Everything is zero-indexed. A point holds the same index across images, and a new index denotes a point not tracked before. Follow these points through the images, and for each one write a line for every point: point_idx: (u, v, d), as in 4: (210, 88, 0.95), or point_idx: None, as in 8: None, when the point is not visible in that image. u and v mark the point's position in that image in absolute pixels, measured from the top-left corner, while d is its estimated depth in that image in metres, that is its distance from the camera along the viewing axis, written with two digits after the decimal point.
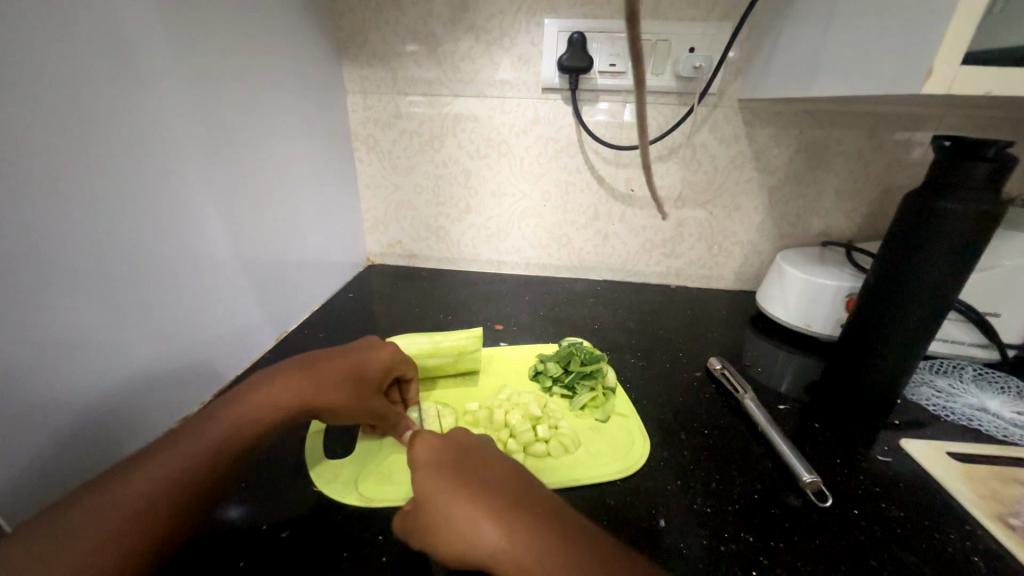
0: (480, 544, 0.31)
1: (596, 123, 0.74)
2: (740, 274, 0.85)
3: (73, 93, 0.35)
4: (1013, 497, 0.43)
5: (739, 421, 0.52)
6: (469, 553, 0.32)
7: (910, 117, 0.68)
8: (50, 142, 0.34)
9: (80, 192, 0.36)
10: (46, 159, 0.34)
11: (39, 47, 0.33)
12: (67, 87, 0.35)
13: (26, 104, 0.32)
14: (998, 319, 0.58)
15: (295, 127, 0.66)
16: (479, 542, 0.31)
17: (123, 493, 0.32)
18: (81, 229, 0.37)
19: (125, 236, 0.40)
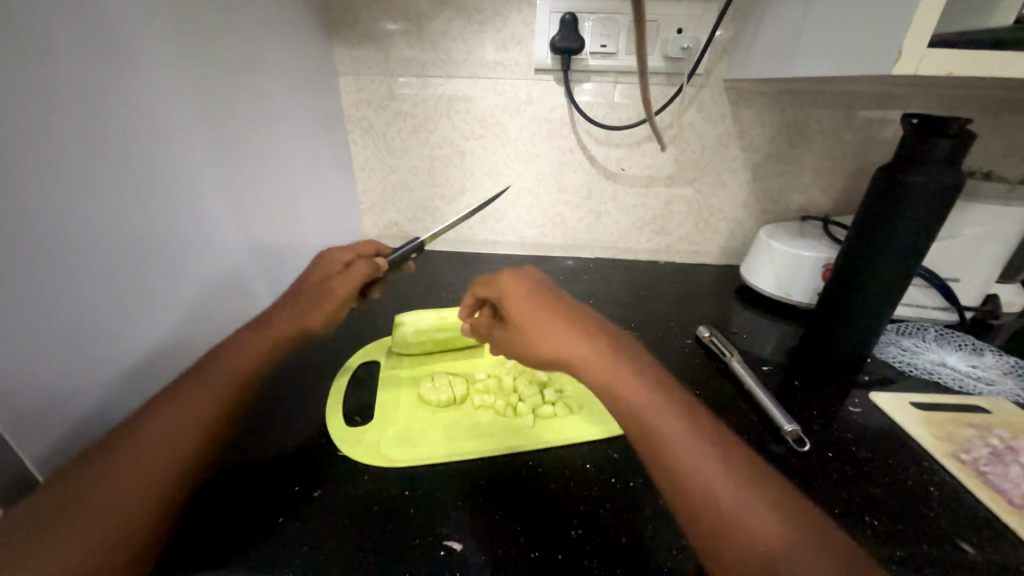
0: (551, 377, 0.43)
1: (588, 104, 0.76)
2: (726, 249, 0.89)
3: (76, 78, 0.36)
4: (966, 437, 0.48)
5: (726, 382, 0.57)
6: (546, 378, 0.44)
7: (883, 97, 0.72)
8: (56, 125, 0.35)
9: (88, 174, 0.38)
10: (61, 139, 0.35)
11: (43, 32, 0.34)
12: (70, 72, 0.36)
13: (34, 88, 0.33)
14: (957, 283, 0.63)
15: (290, 110, 0.66)
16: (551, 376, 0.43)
17: (140, 456, 0.34)
18: (91, 210, 0.38)
19: (127, 218, 0.42)
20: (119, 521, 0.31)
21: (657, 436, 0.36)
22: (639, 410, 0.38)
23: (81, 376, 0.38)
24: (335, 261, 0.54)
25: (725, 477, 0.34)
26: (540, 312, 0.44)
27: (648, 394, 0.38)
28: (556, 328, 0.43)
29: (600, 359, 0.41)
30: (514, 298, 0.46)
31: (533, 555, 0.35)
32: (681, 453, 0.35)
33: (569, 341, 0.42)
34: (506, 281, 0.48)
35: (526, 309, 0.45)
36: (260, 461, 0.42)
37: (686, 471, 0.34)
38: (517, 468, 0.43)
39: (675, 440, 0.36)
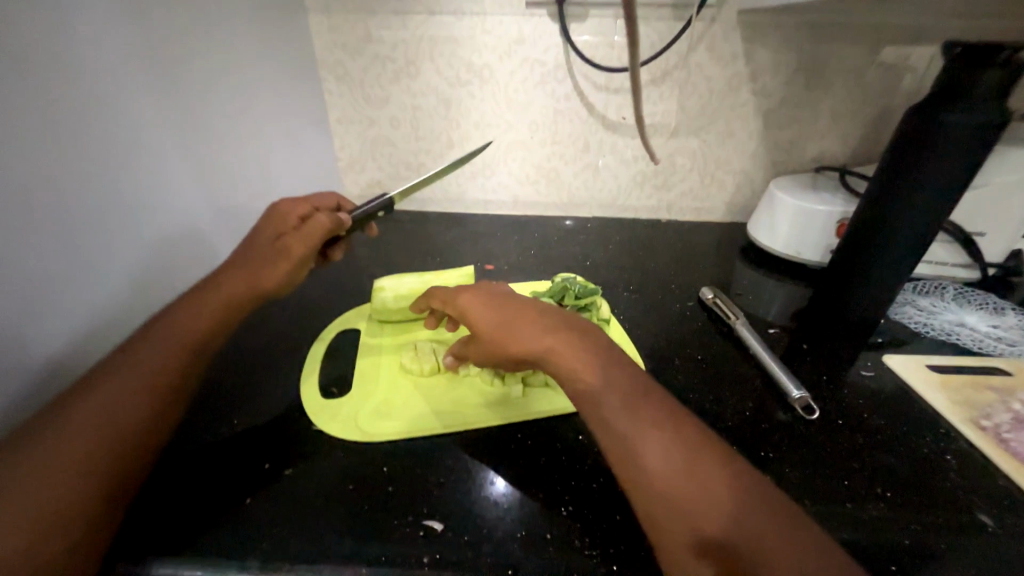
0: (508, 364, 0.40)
1: (585, 43, 0.69)
2: (732, 206, 0.83)
3: None
4: (985, 402, 0.45)
5: (730, 346, 0.53)
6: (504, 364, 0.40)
7: (917, 29, 0.65)
8: None
9: (3, 116, 0.33)
10: None
11: None
12: None
13: None
14: (983, 238, 0.59)
15: (252, 52, 0.60)
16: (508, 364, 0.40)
17: (82, 433, 0.31)
18: (13, 159, 0.34)
19: (61, 171, 0.38)
20: (61, 504, 0.29)
21: (615, 438, 0.33)
22: (601, 407, 0.34)
23: (14, 348, 0.35)
24: (290, 215, 0.48)
25: (693, 487, 0.30)
26: (514, 313, 0.39)
27: (614, 391, 0.34)
28: (522, 330, 0.38)
29: (566, 359, 0.36)
30: (475, 306, 0.41)
31: (519, 535, 0.33)
32: (644, 459, 0.31)
33: (536, 342, 0.37)
34: (462, 293, 0.42)
35: (494, 317, 0.39)
36: (227, 437, 0.40)
37: (648, 479, 0.31)
38: (505, 441, 0.40)
39: (636, 443, 0.32)
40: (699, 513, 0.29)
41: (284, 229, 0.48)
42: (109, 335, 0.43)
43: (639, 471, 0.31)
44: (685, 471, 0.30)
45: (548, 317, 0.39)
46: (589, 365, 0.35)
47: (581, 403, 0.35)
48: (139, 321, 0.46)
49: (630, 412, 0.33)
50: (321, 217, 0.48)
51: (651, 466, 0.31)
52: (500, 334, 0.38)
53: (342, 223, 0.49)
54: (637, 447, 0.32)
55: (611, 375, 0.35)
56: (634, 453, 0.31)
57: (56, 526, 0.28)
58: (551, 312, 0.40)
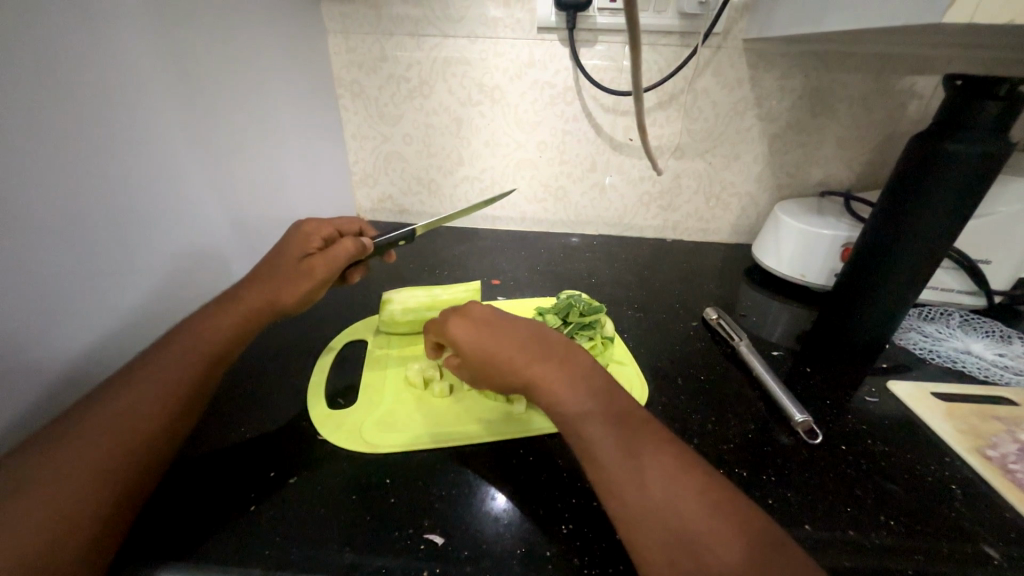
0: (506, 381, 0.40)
1: (594, 67, 0.71)
2: (737, 227, 0.84)
3: (22, 30, 0.34)
4: (991, 432, 0.45)
5: (733, 367, 0.53)
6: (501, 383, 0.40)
7: (920, 59, 0.66)
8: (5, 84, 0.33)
9: (36, 126, 0.35)
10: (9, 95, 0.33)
11: None
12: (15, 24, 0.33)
13: None
14: (988, 266, 0.59)
15: (271, 71, 0.62)
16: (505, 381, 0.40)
17: (94, 440, 0.32)
18: (43, 165, 0.36)
19: (88, 182, 0.39)
20: (73, 508, 0.29)
21: (600, 468, 0.33)
22: (585, 438, 0.35)
23: (32, 355, 0.37)
24: (314, 236, 0.50)
25: (676, 518, 0.30)
26: (496, 339, 0.41)
27: (599, 421, 0.35)
28: (507, 355, 0.39)
29: (551, 385, 0.37)
30: (463, 334, 0.42)
31: (519, 551, 0.33)
32: (627, 489, 0.31)
33: (521, 369, 0.39)
34: (452, 318, 0.44)
35: (478, 344, 0.41)
36: (234, 445, 0.41)
37: (631, 509, 0.31)
38: (507, 457, 0.41)
39: (620, 474, 0.32)
40: (681, 545, 0.29)
41: (308, 250, 0.49)
42: (123, 342, 0.44)
43: (623, 502, 0.31)
44: (669, 503, 0.30)
45: (532, 344, 0.41)
46: (573, 395, 0.37)
47: (568, 432, 0.36)
48: (150, 328, 0.48)
49: (613, 443, 0.33)
50: (346, 241, 0.49)
51: (635, 498, 0.31)
52: (488, 361, 0.40)
53: (365, 248, 0.50)
54: (621, 478, 0.32)
55: (596, 406, 0.36)
56: (617, 483, 0.32)
57: (68, 532, 0.29)
58: (535, 337, 0.42)
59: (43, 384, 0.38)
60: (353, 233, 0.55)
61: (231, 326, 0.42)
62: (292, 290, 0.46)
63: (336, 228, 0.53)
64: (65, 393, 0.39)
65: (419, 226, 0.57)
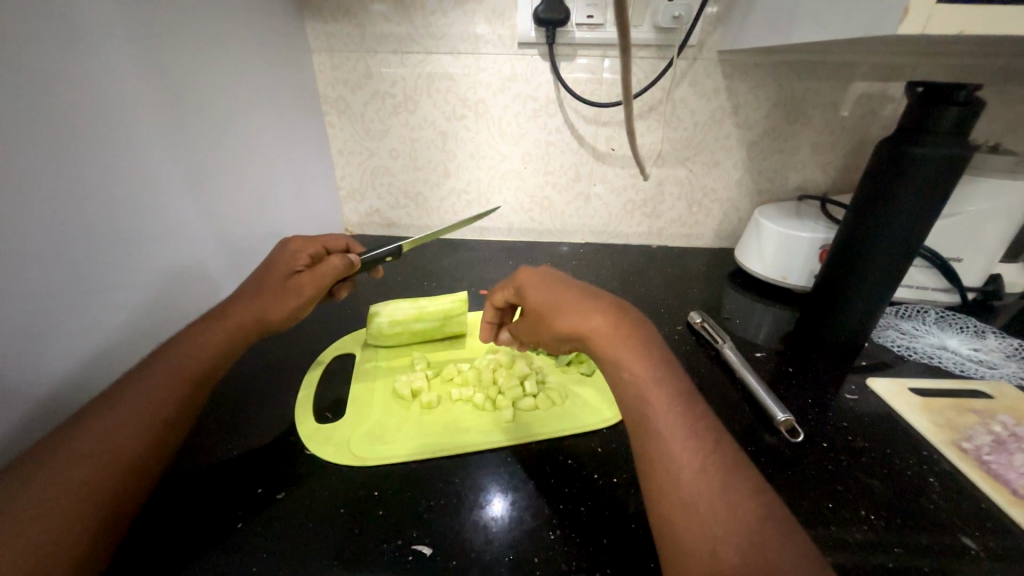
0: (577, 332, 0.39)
1: (575, 80, 0.72)
2: (720, 232, 0.86)
3: (15, 61, 0.35)
4: (967, 425, 0.46)
5: (717, 369, 0.54)
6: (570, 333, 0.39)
7: (886, 67, 0.69)
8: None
9: (21, 148, 0.35)
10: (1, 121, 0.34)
11: None
12: (9, 56, 0.34)
13: None
14: (959, 263, 0.61)
15: (257, 90, 0.63)
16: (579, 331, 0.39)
17: (79, 460, 0.32)
18: (27, 186, 0.36)
19: (72, 202, 0.39)
20: (56, 530, 0.29)
21: (653, 436, 0.33)
22: (645, 405, 0.35)
23: (15, 378, 0.36)
24: (301, 253, 0.50)
25: (716, 502, 0.30)
26: (562, 292, 0.41)
27: (664, 394, 0.35)
28: (571, 307, 0.40)
29: (614, 348, 0.37)
30: (532, 284, 0.43)
31: (507, 558, 0.33)
32: (676, 462, 0.32)
33: (583, 321, 0.39)
34: (523, 273, 0.45)
35: (544, 294, 0.42)
36: (221, 462, 0.41)
37: (674, 483, 0.31)
38: (496, 464, 0.41)
39: (673, 448, 0.32)
40: (716, 526, 0.29)
41: (296, 267, 0.49)
42: (109, 363, 0.44)
43: (666, 472, 0.32)
44: (716, 489, 0.30)
45: (601, 302, 0.40)
46: (638, 360, 0.36)
47: (625, 393, 0.36)
48: (136, 348, 0.47)
49: (673, 420, 0.34)
50: (333, 258, 0.50)
51: (682, 473, 0.31)
52: (548, 312, 0.41)
53: (352, 265, 0.51)
54: (671, 450, 0.32)
55: (665, 381, 0.36)
56: (669, 454, 0.32)
57: (51, 558, 0.28)
58: (607, 297, 0.41)
59: (27, 408, 0.37)
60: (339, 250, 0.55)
61: (219, 343, 0.42)
62: (281, 308, 0.46)
63: (324, 244, 0.54)
64: (48, 416, 0.39)
65: (405, 242, 0.58)
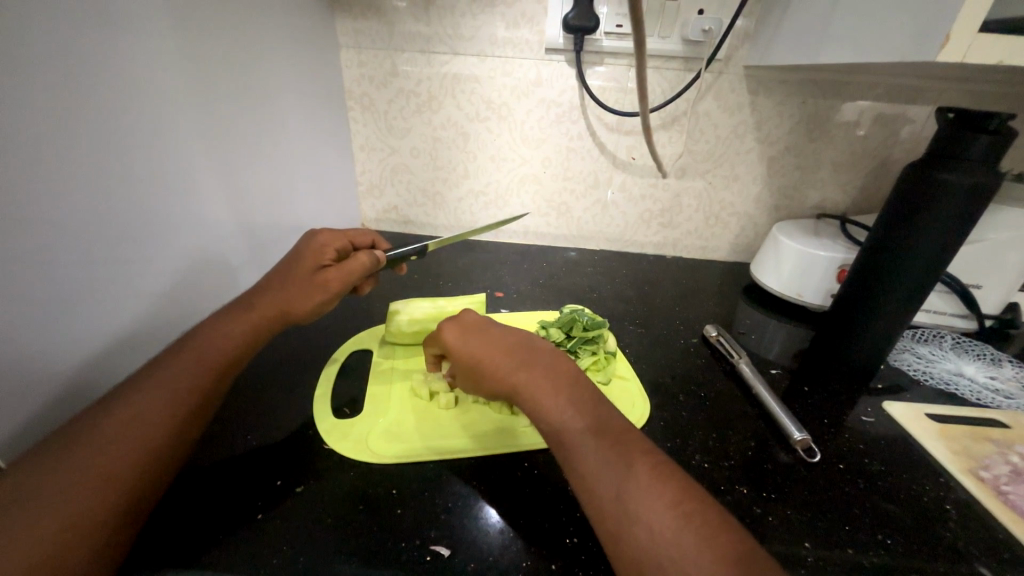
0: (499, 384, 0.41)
1: (599, 88, 0.73)
2: (736, 245, 0.86)
3: (57, 50, 0.35)
4: (984, 453, 0.46)
5: (733, 385, 0.54)
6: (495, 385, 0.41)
7: (913, 90, 0.68)
8: (38, 96, 0.34)
9: (52, 131, 0.36)
10: (40, 108, 0.35)
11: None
12: (52, 47, 0.35)
13: (16, 57, 0.32)
14: (979, 290, 0.61)
15: (284, 83, 0.64)
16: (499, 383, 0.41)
17: (107, 443, 0.33)
18: (56, 170, 0.36)
19: (98, 186, 0.40)
20: (86, 511, 0.30)
21: (591, 489, 0.33)
22: (575, 454, 0.35)
23: (41, 363, 0.37)
24: (327, 248, 0.50)
25: (670, 539, 0.29)
26: (483, 346, 0.43)
27: (592, 438, 0.35)
28: (491, 366, 0.41)
29: (530, 392, 0.39)
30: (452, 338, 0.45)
31: (524, 563, 0.33)
32: (597, 496, 0.33)
33: (507, 378, 0.40)
34: (445, 329, 0.45)
35: (464, 346, 0.44)
36: (241, 453, 0.41)
37: (626, 530, 0.31)
38: (512, 469, 0.41)
39: (591, 479, 0.33)
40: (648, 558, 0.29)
41: (323, 261, 0.49)
42: (130, 350, 0.45)
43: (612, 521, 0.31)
44: (669, 526, 0.30)
45: (517, 352, 0.42)
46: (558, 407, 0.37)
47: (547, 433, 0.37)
48: (159, 333, 0.48)
49: (586, 450, 0.35)
50: (361, 255, 0.50)
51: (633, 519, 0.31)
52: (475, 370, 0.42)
53: (379, 262, 0.51)
54: (605, 494, 0.33)
55: (591, 424, 0.36)
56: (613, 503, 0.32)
57: (80, 537, 0.29)
58: (525, 346, 0.43)
59: (55, 388, 0.38)
60: (365, 246, 0.56)
61: (243, 334, 0.43)
62: (306, 302, 0.47)
63: (351, 240, 0.54)
64: (72, 401, 0.39)
65: (431, 242, 0.58)
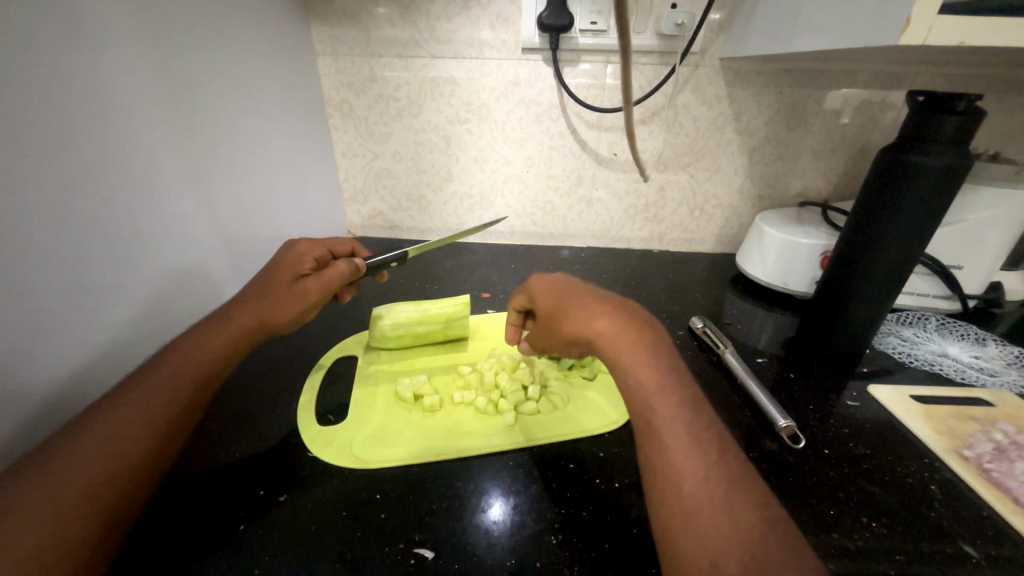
0: (592, 333, 0.39)
1: (578, 85, 0.73)
2: (721, 237, 0.87)
3: (27, 69, 0.35)
4: (968, 432, 0.46)
5: (719, 375, 0.54)
6: (583, 334, 0.40)
7: (888, 76, 0.69)
8: (10, 116, 0.34)
9: (23, 147, 0.35)
10: (12, 128, 0.34)
11: None
12: (22, 65, 0.35)
13: None
14: (960, 271, 0.61)
15: (262, 92, 0.63)
16: (592, 332, 0.39)
17: (83, 459, 0.32)
18: (28, 188, 0.36)
19: (72, 200, 0.39)
20: (62, 529, 0.29)
21: (657, 445, 0.33)
22: (658, 415, 0.34)
23: (16, 382, 0.36)
24: (305, 257, 0.50)
25: (716, 511, 0.30)
26: (574, 295, 0.43)
27: (677, 401, 0.35)
28: (576, 311, 0.41)
29: (621, 353, 0.37)
30: (544, 291, 0.45)
31: (508, 562, 0.33)
32: (679, 470, 0.32)
33: (589, 325, 0.39)
34: (535, 280, 0.47)
35: (557, 298, 0.43)
36: (223, 465, 0.41)
37: (677, 490, 0.31)
38: (497, 469, 0.41)
39: (675, 454, 0.32)
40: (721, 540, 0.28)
41: (301, 271, 0.49)
42: (110, 365, 0.44)
43: (666, 477, 0.32)
44: (720, 500, 0.30)
45: (609, 305, 0.41)
46: (647, 366, 0.36)
47: (631, 397, 0.36)
48: (141, 347, 0.48)
49: (678, 425, 0.34)
50: (339, 263, 0.50)
51: (685, 482, 0.31)
52: (557, 316, 0.42)
53: (358, 270, 0.51)
54: (687, 471, 0.32)
55: (682, 401, 0.35)
56: (674, 463, 0.32)
57: (56, 556, 0.29)
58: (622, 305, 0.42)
59: (33, 406, 0.38)
60: (345, 254, 0.56)
61: (222, 345, 0.42)
62: (284, 313, 0.46)
63: (332, 248, 0.55)
64: (50, 419, 0.39)
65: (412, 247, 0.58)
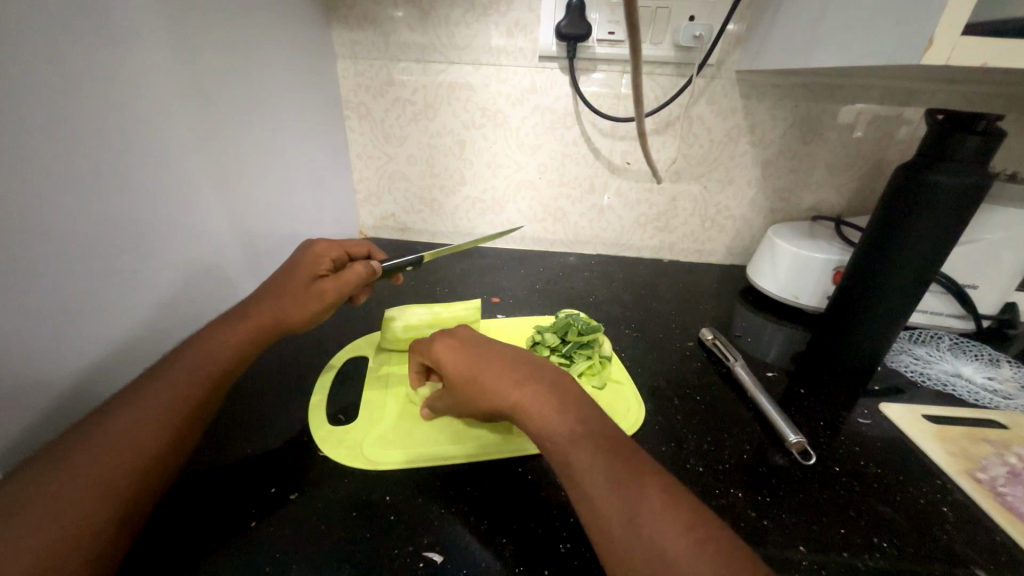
0: (507, 399, 0.39)
1: (593, 94, 0.73)
2: (732, 248, 0.86)
3: (59, 68, 0.36)
4: (981, 455, 0.46)
5: (729, 388, 0.54)
6: (499, 403, 0.39)
7: (906, 92, 0.69)
8: (42, 115, 0.35)
9: (52, 144, 0.36)
10: (42, 125, 0.36)
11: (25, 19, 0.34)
12: (54, 64, 0.36)
13: (21, 76, 0.34)
14: (975, 290, 0.61)
15: (281, 93, 0.64)
16: (507, 398, 0.39)
17: (103, 451, 0.33)
18: (59, 184, 0.37)
19: (97, 195, 0.40)
20: (82, 518, 0.30)
21: (582, 495, 0.33)
22: (576, 463, 0.34)
23: (38, 374, 0.37)
24: (324, 258, 0.51)
25: (649, 555, 0.29)
26: (479, 360, 0.42)
27: (588, 445, 0.35)
28: (490, 382, 0.40)
29: (535, 413, 0.37)
30: (448, 356, 0.43)
31: (517, 570, 0.33)
32: (606, 516, 0.31)
33: (505, 396, 0.39)
34: (439, 344, 0.45)
35: (462, 365, 0.42)
36: (236, 461, 0.41)
37: (608, 539, 0.31)
38: (505, 474, 0.41)
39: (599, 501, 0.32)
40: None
41: (318, 272, 0.50)
42: (127, 359, 0.45)
43: (603, 535, 0.31)
44: (645, 538, 0.29)
45: (521, 367, 0.41)
46: (562, 419, 0.37)
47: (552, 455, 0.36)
48: (157, 342, 0.49)
49: (595, 466, 0.33)
50: (356, 265, 0.50)
51: (613, 529, 0.31)
52: (470, 384, 0.41)
53: (374, 272, 0.51)
54: (614, 514, 0.31)
55: (592, 438, 0.35)
56: (600, 512, 0.32)
57: (76, 544, 0.29)
58: (530, 364, 0.42)
59: (53, 397, 0.39)
60: (362, 255, 0.56)
61: (240, 343, 0.43)
62: (300, 313, 0.47)
63: (347, 250, 0.55)
64: (67, 412, 0.40)
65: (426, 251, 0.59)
